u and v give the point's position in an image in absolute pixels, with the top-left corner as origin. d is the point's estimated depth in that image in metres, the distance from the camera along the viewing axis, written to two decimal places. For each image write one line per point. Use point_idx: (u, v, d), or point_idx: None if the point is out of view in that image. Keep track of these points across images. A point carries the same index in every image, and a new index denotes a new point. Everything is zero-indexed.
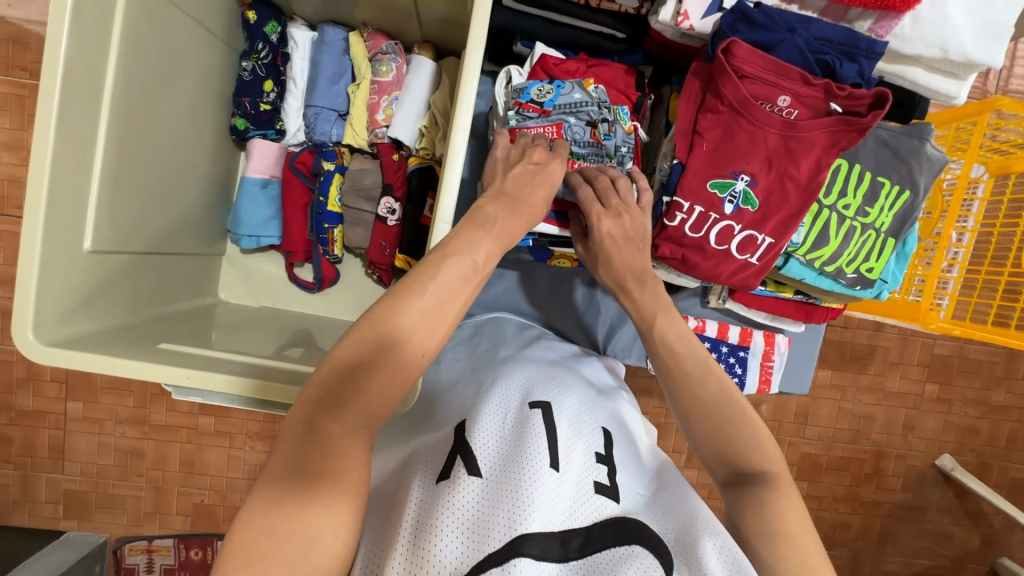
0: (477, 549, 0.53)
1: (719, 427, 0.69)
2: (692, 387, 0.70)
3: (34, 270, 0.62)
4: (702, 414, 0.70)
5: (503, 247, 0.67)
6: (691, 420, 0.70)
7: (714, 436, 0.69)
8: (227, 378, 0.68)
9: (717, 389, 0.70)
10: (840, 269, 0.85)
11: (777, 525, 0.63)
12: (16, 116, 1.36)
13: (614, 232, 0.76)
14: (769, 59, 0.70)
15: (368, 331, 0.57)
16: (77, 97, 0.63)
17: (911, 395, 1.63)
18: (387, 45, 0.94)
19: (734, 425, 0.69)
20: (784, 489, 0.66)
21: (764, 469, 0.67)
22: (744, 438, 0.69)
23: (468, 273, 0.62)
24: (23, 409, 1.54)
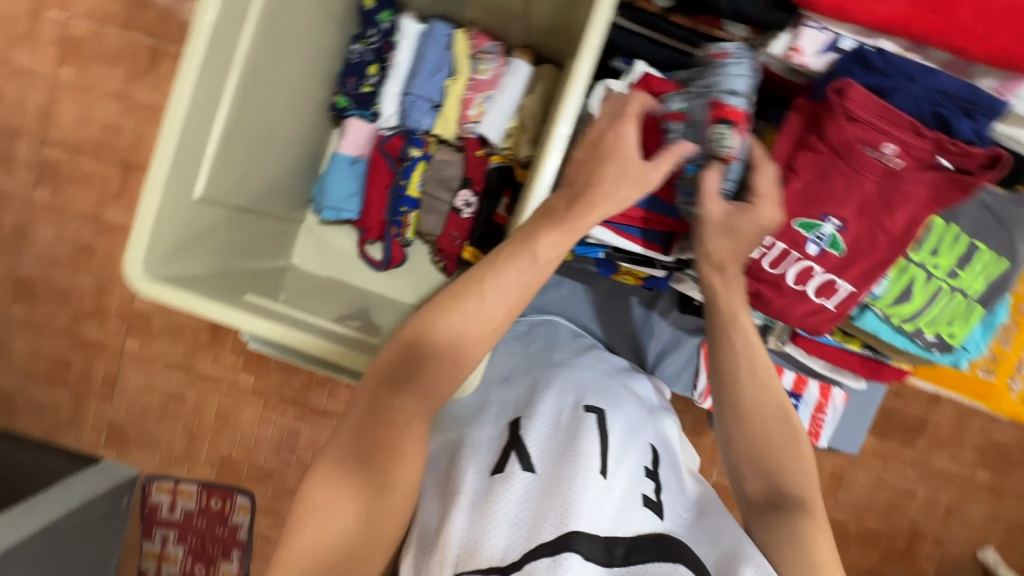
0: (530, 538, 0.55)
1: (763, 448, 0.70)
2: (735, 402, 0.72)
3: (152, 209, 0.67)
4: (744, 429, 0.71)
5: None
6: (735, 433, 0.72)
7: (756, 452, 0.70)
8: (318, 341, 0.71)
9: (774, 404, 0.71)
10: (919, 328, 0.82)
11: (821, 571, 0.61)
12: (128, 70, 1.48)
13: (720, 209, 0.71)
14: (882, 104, 0.69)
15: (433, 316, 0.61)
16: (214, 57, 0.69)
17: (959, 478, 1.54)
18: (489, 45, 0.98)
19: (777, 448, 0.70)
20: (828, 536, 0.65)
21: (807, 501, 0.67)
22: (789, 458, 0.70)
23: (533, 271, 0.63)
24: (86, 338, 1.65)
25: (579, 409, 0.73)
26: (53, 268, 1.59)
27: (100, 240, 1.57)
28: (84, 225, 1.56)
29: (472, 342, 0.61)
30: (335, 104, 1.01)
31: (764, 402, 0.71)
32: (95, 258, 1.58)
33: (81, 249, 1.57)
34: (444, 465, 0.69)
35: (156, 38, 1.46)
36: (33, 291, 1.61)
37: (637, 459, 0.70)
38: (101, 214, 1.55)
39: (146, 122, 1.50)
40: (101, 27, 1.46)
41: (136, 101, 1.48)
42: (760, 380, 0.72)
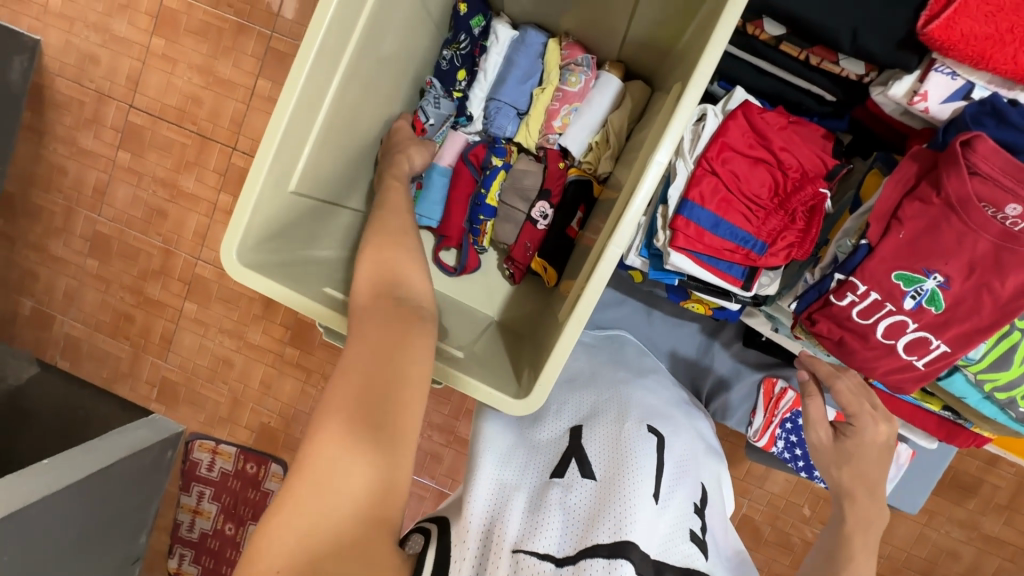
0: (584, 536, 0.56)
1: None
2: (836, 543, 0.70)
3: (251, 197, 0.70)
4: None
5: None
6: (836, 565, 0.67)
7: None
8: (313, 304, 0.73)
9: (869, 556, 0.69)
10: (1013, 400, 0.77)
11: None
12: (213, 45, 1.54)
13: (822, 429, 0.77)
14: (1013, 163, 0.65)
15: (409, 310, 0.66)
16: (326, 52, 0.70)
17: (1011, 546, 1.47)
18: (583, 57, 0.96)
19: None
20: None
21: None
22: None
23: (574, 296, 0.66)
24: (149, 296, 1.73)
25: (641, 426, 0.71)
26: (126, 226, 1.68)
27: (171, 205, 1.64)
28: (158, 189, 1.64)
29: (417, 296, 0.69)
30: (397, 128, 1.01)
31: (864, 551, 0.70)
32: (165, 221, 1.65)
33: (153, 212, 1.65)
34: (500, 450, 0.70)
35: (243, 16, 1.51)
36: (106, 246, 1.70)
37: (689, 495, 0.69)
38: (176, 180, 1.62)
39: (226, 96, 1.55)
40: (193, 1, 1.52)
41: (218, 76, 1.54)
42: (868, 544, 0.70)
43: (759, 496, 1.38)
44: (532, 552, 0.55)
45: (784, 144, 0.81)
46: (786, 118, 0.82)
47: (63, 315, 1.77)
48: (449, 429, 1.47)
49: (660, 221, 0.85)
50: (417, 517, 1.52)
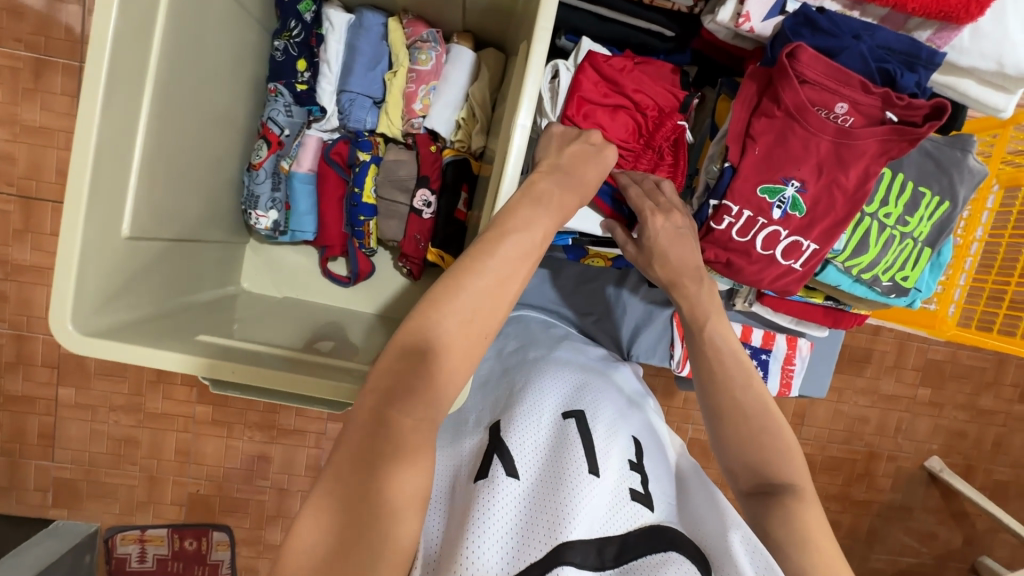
0: (517, 556, 0.55)
1: (752, 437, 0.69)
2: (729, 402, 0.70)
3: (74, 256, 0.59)
4: (737, 435, 0.70)
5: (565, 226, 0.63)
6: (726, 427, 0.70)
7: (752, 456, 0.69)
8: (183, 357, 0.64)
9: (753, 397, 0.71)
10: (877, 277, 0.86)
11: (812, 540, 0.63)
12: (10, 89, 1.29)
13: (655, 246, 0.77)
14: (833, 65, 0.69)
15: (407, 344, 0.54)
16: (122, 75, 0.60)
17: (905, 398, 1.69)
18: (428, 32, 0.91)
19: (770, 446, 0.69)
20: (816, 509, 0.66)
21: (797, 485, 0.67)
22: (781, 452, 0.68)
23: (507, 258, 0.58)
24: (12, 393, 1.47)
25: (560, 416, 0.72)
26: None
27: (10, 284, 1.38)
28: None
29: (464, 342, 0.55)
30: (247, 171, 0.92)
31: (741, 395, 0.71)
32: (8, 304, 1.39)
33: None
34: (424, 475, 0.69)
35: (38, 50, 1.28)
36: None
37: (622, 452, 0.70)
38: (5, 253, 1.36)
39: (45, 146, 1.33)
40: None
41: (26, 124, 1.31)
42: (742, 381, 0.72)
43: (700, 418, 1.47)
44: None
45: (635, 87, 0.81)
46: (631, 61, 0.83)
47: None
48: None
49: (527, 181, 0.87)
50: None
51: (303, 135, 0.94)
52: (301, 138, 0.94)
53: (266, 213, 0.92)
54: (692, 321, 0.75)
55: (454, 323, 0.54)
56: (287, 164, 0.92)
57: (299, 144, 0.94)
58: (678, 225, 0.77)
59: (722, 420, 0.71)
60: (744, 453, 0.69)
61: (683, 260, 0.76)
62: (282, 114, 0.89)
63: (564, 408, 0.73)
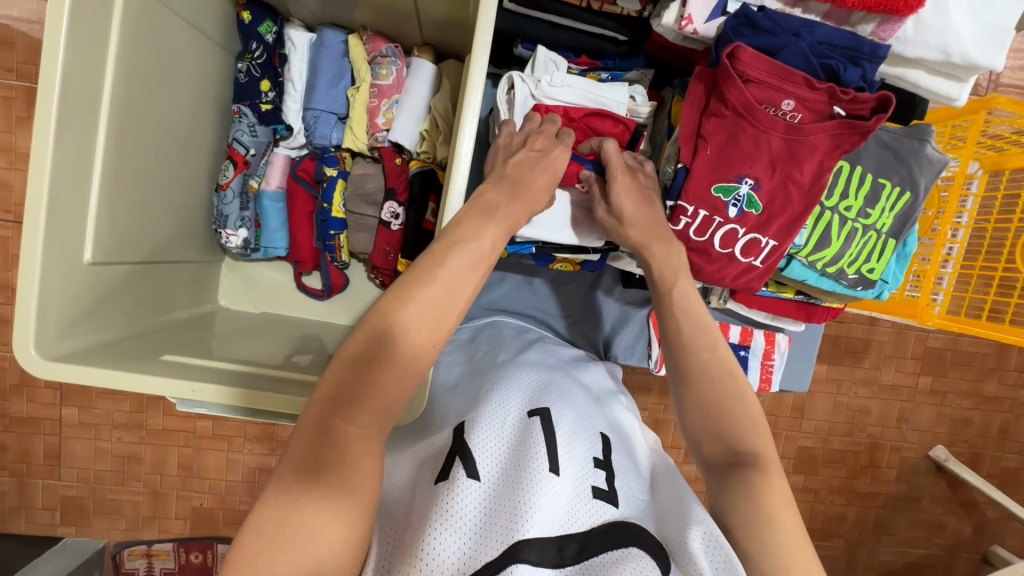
0: (475, 555, 0.55)
1: (720, 406, 0.70)
2: (694, 367, 0.72)
3: (34, 275, 0.61)
4: (704, 397, 0.71)
5: (511, 232, 0.65)
6: (691, 393, 0.71)
7: (713, 425, 0.70)
8: (219, 389, 0.67)
9: (717, 366, 0.72)
10: (842, 270, 0.85)
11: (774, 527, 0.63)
12: (4, 117, 1.33)
13: (635, 189, 0.76)
14: (774, 63, 0.70)
15: (351, 361, 0.54)
16: (75, 106, 0.62)
17: (906, 388, 1.67)
18: (387, 48, 0.93)
19: (735, 414, 0.70)
20: (783, 481, 0.66)
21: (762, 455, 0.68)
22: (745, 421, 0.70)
23: (452, 268, 0.59)
24: (17, 415, 1.51)
25: (525, 416, 0.72)
26: None
27: (11, 308, 1.42)
28: None
29: (410, 354, 0.56)
30: (216, 192, 0.94)
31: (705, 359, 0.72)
32: (9, 328, 1.42)
33: None
34: (395, 474, 0.70)
35: (29, 79, 1.32)
36: None
37: (586, 450, 0.70)
38: (4, 278, 1.39)
39: None
40: None
41: (20, 152, 1.34)
42: (703, 344, 0.73)
43: None
44: None
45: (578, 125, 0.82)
46: (584, 111, 0.82)
47: None
48: None
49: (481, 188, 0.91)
50: None
51: (270, 153, 0.97)
52: (267, 157, 0.96)
53: (236, 232, 0.94)
54: (661, 280, 0.75)
55: (397, 339, 0.55)
56: (256, 182, 0.95)
57: (266, 163, 0.96)
58: (643, 187, 0.77)
59: (688, 386, 0.72)
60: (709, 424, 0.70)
61: (649, 225, 0.76)
62: (246, 132, 0.92)
63: (528, 407, 0.74)
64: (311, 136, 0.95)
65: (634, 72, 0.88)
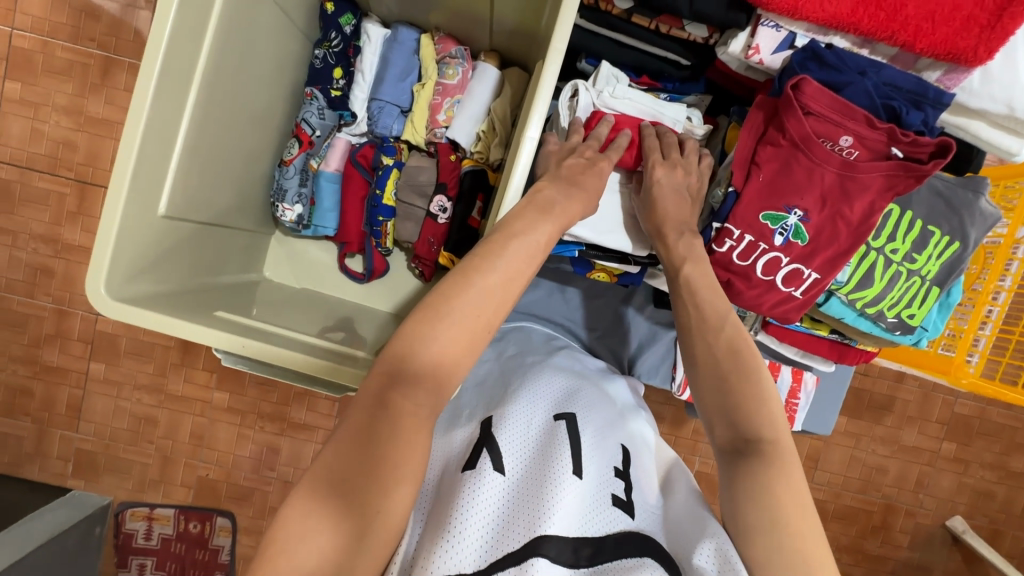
0: (496, 545, 0.57)
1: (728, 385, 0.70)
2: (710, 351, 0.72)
3: (114, 221, 0.65)
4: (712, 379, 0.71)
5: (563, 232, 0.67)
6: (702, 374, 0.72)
7: (725, 409, 0.69)
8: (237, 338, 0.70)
9: (733, 354, 0.72)
10: (881, 312, 0.85)
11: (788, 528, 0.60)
12: (79, 83, 1.41)
13: (666, 179, 0.79)
14: (837, 99, 0.71)
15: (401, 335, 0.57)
16: (173, 70, 0.67)
17: (927, 451, 1.63)
18: (456, 50, 0.98)
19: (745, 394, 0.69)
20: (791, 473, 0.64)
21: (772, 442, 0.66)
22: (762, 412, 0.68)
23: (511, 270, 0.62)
24: (48, 364, 1.56)
25: (551, 417, 0.74)
26: (8, 292, 1.50)
27: (58, 261, 1.48)
28: (40, 246, 1.47)
29: (464, 332, 0.58)
30: (278, 167, 0.98)
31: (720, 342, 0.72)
32: (54, 280, 1.49)
33: (36, 271, 1.48)
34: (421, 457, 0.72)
35: (108, 49, 1.40)
36: None
37: (608, 458, 0.71)
38: (56, 233, 1.46)
39: (103, 137, 1.43)
40: (47, 39, 1.39)
41: (90, 116, 1.42)
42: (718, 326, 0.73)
43: (706, 450, 1.45)
44: None
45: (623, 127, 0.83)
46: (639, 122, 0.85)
47: None
48: None
49: None
50: None
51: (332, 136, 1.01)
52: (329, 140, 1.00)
53: (292, 207, 0.98)
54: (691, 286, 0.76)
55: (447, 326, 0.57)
56: (316, 162, 0.99)
57: (327, 146, 1.00)
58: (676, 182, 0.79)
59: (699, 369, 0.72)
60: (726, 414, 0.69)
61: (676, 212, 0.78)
62: (315, 115, 0.97)
63: (555, 410, 0.75)
64: (373, 125, 1.00)
65: (692, 97, 0.90)
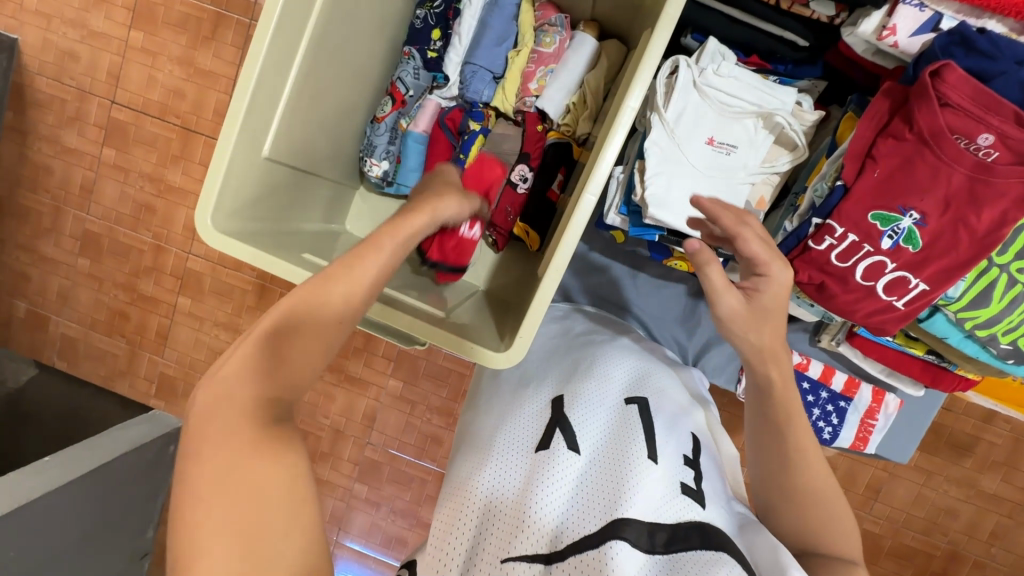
0: (574, 526, 0.57)
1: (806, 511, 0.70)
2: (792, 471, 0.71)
3: (225, 156, 0.70)
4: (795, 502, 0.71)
5: None
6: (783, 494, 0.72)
7: (802, 530, 0.71)
8: (297, 270, 0.73)
9: (815, 478, 0.71)
10: (994, 337, 0.77)
11: None
12: (193, 35, 1.48)
13: None
14: (983, 90, 0.64)
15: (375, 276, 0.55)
16: (289, 17, 0.70)
17: (1009, 502, 1.47)
18: (556, 18, 0.96)
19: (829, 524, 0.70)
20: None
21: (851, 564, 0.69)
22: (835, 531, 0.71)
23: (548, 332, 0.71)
24: (143, 292, 1.68)
25: (623, 401, 0.72)
26: (115, 224, 1.63)
27: (160, 201, 1.60)
28: (146, 184, 1.58)
29: None
30: (370, 123, 1.02)
31: (813, 479, 0.71)
32: (154, 217, 1.61)
33: (141, 207, 1.60)
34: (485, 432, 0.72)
35: (221, 5, 1.46)
36: (97, 244, 1.65)
37: (678, 448, 0.69)
38: (161, 173, 1.57)
39: (209, 88, 1.50)
40: None
41: (199, 67, 1.49)
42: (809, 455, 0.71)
43: None
44: (521, 555, 0.55)
45: None
46: None
47: (59, 316, 1.73)
48: (449, 411, 1.45)
49: (619, 169, 0.90)
50: (420, 500, 1.50)
51: (422, 98, 1.02)
52: (419, 102, 1.01)
53: (379, 162, 1.01)
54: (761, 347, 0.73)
55: None
56: (405, 122, 1.01)
57: (416, 108, 1.01)
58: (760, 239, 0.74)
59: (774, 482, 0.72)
60: (787, 509, 0.72)
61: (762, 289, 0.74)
62: (410, 75, 0.98)
63: (625, 395, 0.74)
64: (465, 86, 0.98)
65: (805, 81, 0.85)
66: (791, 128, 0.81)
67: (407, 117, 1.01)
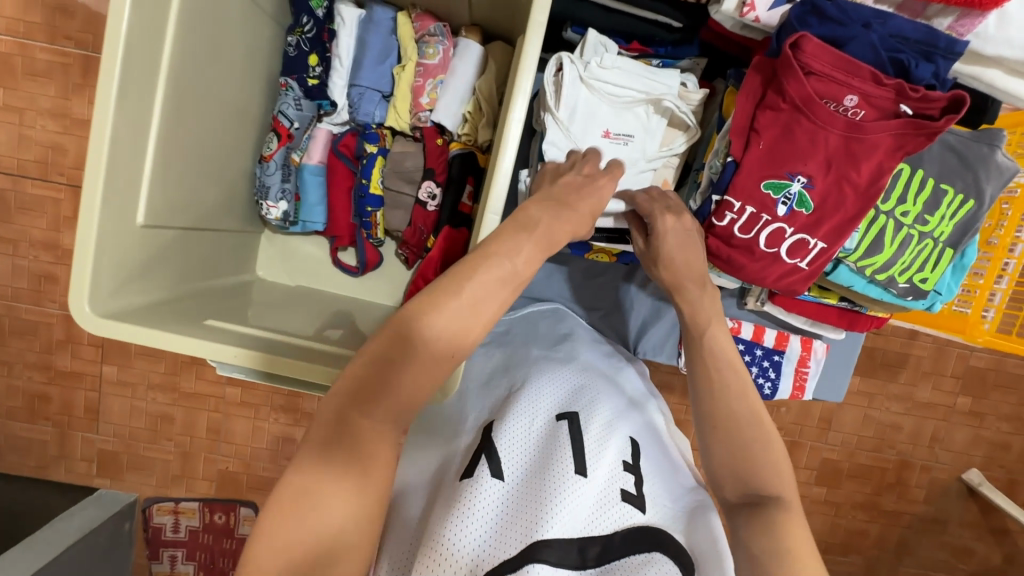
0: (493, 552, 0.56)
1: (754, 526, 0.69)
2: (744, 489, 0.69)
3: (90, 233, 0.64)
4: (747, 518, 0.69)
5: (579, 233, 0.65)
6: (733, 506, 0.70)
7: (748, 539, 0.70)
8: (198, 342, 0.67)
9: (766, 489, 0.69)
10: (892, 278, 0.82)
11: None
12: (61, 83, 1.35)
13: None
14: (840, 56, 0.67)
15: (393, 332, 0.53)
16: (133, 75, 0.64)
17: (942, 407, 1.59)
18: (435, 27, 0.92)
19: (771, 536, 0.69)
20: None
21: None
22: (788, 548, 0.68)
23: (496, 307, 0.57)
24: (61, 368, 1.53)
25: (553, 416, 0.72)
26: (13, 300, 1.46)
27: (60, 267, 1.45)
28: (40, 253, 1.43)
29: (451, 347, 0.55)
30: (259, 163, 0.96)
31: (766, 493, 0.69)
32: (58, 286, 1.46)
33: (40, 278, 1.45)
34: (413, 462, 0.72)
35: (86, 47, 1.33)
36: None
37: (614, 454, 0.70)
38: (55, 238, 1.43)
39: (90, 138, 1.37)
40: (24, 40, 1.32)
41: (76, 117, 1.36)
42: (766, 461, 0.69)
43: None
44: None
45: None
46: None
47: None
48: None
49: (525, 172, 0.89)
50: None
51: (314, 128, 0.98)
52: (308, 132, 0.97)
53: (276, 204, 0.96)
54: (692, 326, 0.74)
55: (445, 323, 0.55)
56: (298, 156, 0.97)
57: (307, 139, 0.97)
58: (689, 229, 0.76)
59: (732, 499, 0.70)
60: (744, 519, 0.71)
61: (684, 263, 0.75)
62: (292, 105, 0.94)
63: (557, 411, 0.73)
64: (354, 109, 0.95)
65: (686, 60, 0.86)
66: (681, 110, 0.83)
67: (298, 151, 0.96)
